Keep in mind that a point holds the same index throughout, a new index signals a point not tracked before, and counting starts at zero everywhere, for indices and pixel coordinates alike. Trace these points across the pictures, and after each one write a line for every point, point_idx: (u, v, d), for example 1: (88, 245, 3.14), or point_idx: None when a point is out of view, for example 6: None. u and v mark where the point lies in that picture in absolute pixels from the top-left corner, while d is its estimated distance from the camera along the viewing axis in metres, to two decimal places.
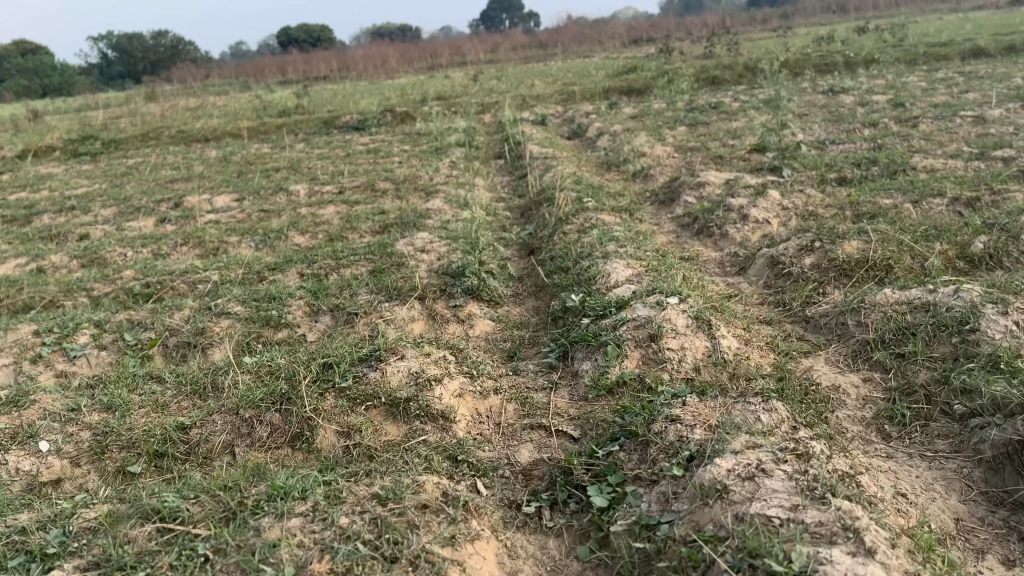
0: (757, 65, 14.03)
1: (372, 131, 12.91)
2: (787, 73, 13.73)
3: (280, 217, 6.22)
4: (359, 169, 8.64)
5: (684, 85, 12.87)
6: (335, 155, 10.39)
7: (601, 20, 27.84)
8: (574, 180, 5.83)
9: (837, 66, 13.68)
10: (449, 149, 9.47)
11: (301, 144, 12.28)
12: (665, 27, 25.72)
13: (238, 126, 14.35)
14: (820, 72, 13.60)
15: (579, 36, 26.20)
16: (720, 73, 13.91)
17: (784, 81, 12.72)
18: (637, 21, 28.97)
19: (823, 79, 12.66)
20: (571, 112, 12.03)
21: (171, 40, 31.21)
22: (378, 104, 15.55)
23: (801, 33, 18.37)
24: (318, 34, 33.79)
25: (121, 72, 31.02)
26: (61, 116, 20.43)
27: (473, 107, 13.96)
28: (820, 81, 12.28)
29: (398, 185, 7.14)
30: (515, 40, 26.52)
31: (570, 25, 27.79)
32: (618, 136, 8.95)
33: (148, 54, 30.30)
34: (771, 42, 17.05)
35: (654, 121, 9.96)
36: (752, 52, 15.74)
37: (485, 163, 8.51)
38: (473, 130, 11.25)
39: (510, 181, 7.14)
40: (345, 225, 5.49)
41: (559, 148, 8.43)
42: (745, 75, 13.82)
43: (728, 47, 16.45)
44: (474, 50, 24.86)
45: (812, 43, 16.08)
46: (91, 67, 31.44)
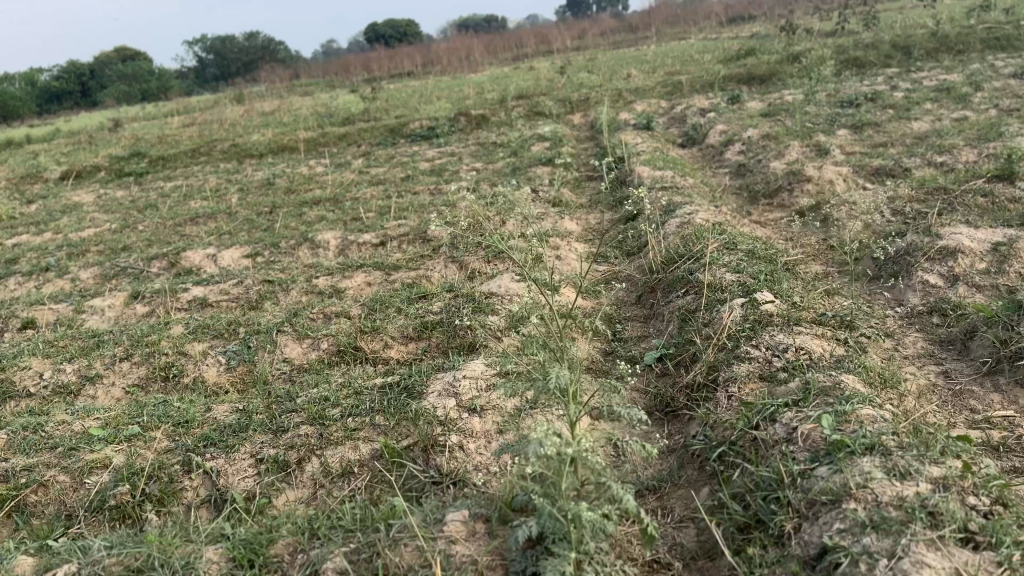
0: (908, 42, 11.40)
1: (443, 141, 11.03)
2: (948, 51, 11.09)
3: (286, 300, 4.34)
4: (417, 200, 6.75)
5: (820, 73, 10.47)
6: (395, 177, 8.54)
7: (697, 3, 25.30)
8: (724, 240, 3.70)
9: (1016, 37, 10.92)
10: (531, 171, 7.49)
11: (361, 161, 10.49)
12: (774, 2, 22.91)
13: (297, 137, 12.69)
14: (993, 48, 10.89)
15: (675, 17, 23.68)
16: (860, 56, 11.37)
17: (949, 65, 10.17)
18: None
19: (1002, 59, 10.00)
20: (681, 109, 9.80)
21: (263, 41, 30.43)
22: (454, 106, 13.63)
23: (948, 2, 15.45)
24: (403, 29, 32.29)
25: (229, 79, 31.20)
26: (139, 124, 19.40)
27: (561, 108, 11.88)
28: (1001, 62, 9.67)
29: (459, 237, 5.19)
30: (604, 25, 24.19)
31: (664, 7, 25.29)
32: (755, 147, 6.74)
33: (243, 56, 29.43)
34: (915, 14, 14.23)
35: (796, 122, 7.67)
36: (894, 27, 13.02)
37: (577, 193, 6.48)
38: (564, 141, 9.21)
39: (616, 229, 5.09)
40: (359, 329, 3.51)
41: (678, 168, 6.30)
42: (894, 55, 11.23)
43: (862, 23, 13.80)
44: (561, 39, 22.71)
45: (971, 11, 13.25)
46: (198, 76, 31.59)
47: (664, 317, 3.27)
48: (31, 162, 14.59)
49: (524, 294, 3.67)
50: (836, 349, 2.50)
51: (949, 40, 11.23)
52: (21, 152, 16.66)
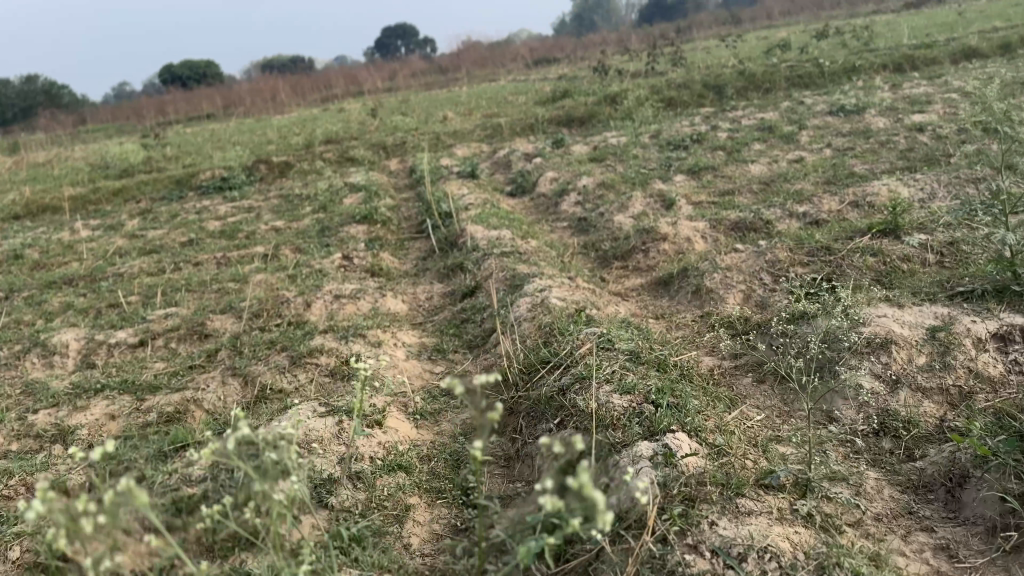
0: (719, 79, 11.42)
1: (240, 193, 9.68)
2: (757, 88, 11.20)
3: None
4: (199, 275, 5.48)
5: (641, 115, 10.17)
6: (178, 242, 7.15)
7: (506, 43, 25.26)
8: (594, 331, 2.82)
9: (818, 75, 11.20)
10: (342, 232, 6.42)
11: (138, 221, 8.92)
12: (581, 43, 23.22)
13: (63, 193, 10.78)
14: (798, 87, 11.10)
15: (486, 58, 23.43)
16: (675, 97, 11.24)
17: (761, 104, 10.19)
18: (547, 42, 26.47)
19: (809, 97, 10.13)
20: (504, 154, 9.09)
21: (43, 84, 27.04)
22: (253, 152, 12.22)
23: (744, 41, 16.01)
24: (199, 69, 29.99)
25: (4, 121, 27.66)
26: None
27: (374, 154, 10.85)
28: (809, 100, 9.77)
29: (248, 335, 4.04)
30: (414, 66, 23.50)
31: (474, 49, 25.03)
32: (594, 199, 6.07)
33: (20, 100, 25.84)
34: (719, 54, 14.54)
35: (629, 167, 7.12)
36: (703, 66, 13.16)
37: (398, 259, 5.49)
38: (379, 192, 8.20)
39: (450, 311, 4.14)
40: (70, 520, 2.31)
41: (512, 224, 5.49)
42: (707, 93, 11.21)
43: (671, 62, 13.89)
44: (371, 79, 21.73)
45: (769, 49, 13.67)
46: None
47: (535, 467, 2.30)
48: None
49: (328, 425, 2.57)
50: (810, 545, 1.64)
51: (757, 78, 11.35)
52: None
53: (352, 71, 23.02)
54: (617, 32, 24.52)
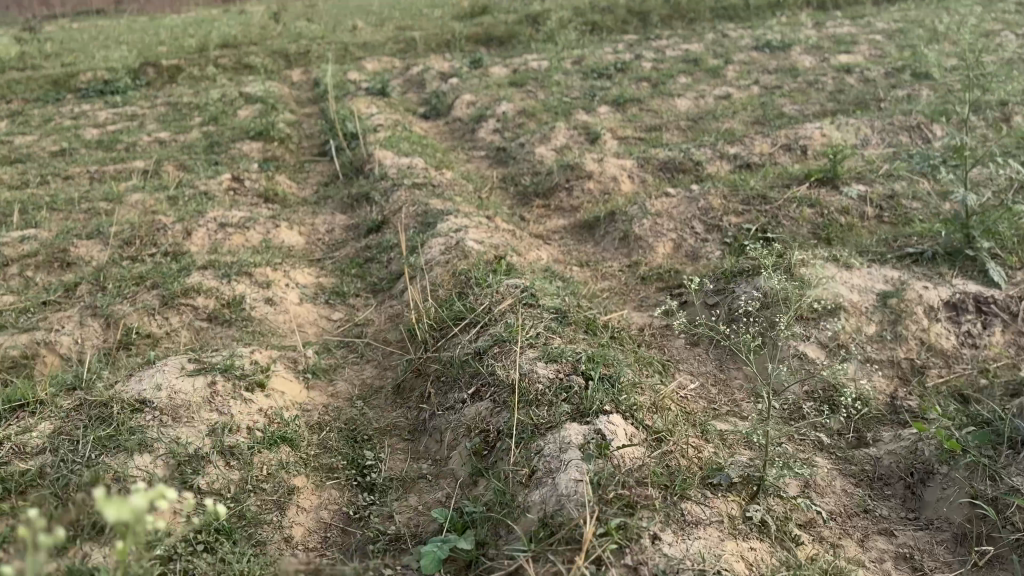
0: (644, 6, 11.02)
1: (125, 99, 8.78)
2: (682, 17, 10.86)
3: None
4: (67, 191, 4.84)
5: (563, 39, 9.70)
6: (48, 151, 6.37)
7: None
8: (515, 285, 2.49)
9: (743, 9, 10.96)
10: (236, 149, 5.83)
11: (3, 125, 7.97)
12: None
13: None
14: (722, 18, 10.83)
15: None
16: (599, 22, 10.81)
17: (686, 34, 9.87)
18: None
19: (734, 30, 9.87)
20: (418, 71, 8.52)
21: None
22: (141, 53, 11.14)
23: None
24: None
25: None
26: None
27: (276, 64, 10.04)
28: (734, 33, 9.51)
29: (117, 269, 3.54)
30: None
31: None
32: (513, 128, 5.69)
33: None
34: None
35: (551, 94, 6.73)
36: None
37: (297, 185, 5.00)
38: (279, 107, 7.54)
39: (352, 249, 3.74)
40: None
41: (424, 152, 5.06)
42: (631, 19, 10.80)
43: None
44: None
45: None
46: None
47: (445, 446, 1.98)
48: None
49: (198, 387, 2.17)
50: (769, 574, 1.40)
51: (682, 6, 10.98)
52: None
53: None
54: None
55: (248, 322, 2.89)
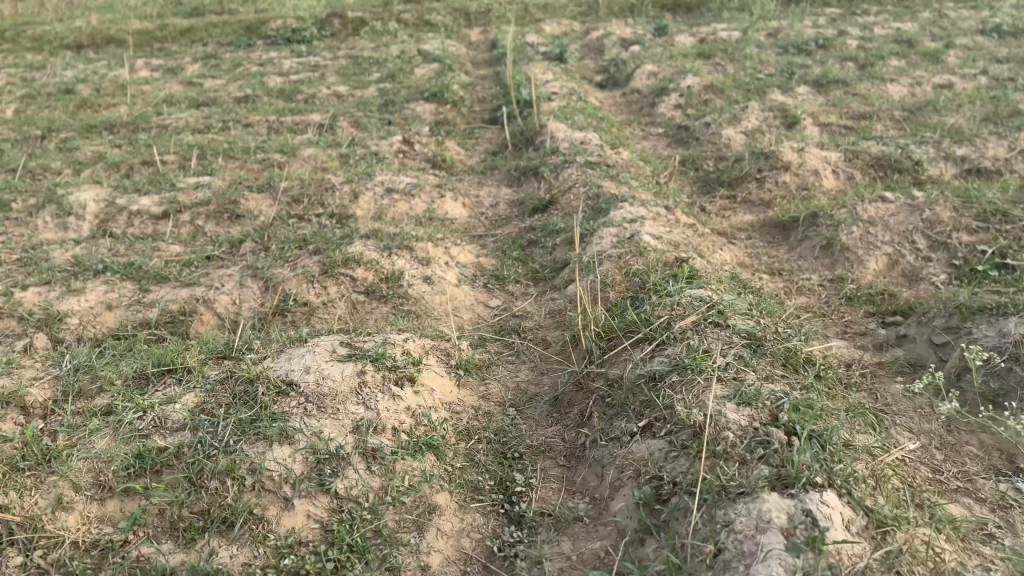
0: None
1: (310, 49, 9.01)
2: None
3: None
4: (246, 139, 4.93)
5: (757, 9, 9.03)
6: (236, 96, 6.59)
7: None
8: (699, 297, 2.17)
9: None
10: (410, 108, 5.77)
11: (199, 66, 8.36)
12: None
13: (131, 25, 10.22)
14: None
15: None
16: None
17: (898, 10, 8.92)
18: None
19: (955, 8, 8.83)
20: (601, 37, 8.17)
21: None
22: (328, 4, 11.45)
23: None
24: None
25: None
26: None
27: (453, 21, 9.99)
28: (956, 12, 8.49)
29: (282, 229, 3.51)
30: None
31: None
32: (697, 106, 5.26)
33: None
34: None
35: (741, 70, 6.22)
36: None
37: (466, 152, 4.87)
38: (452, 69, 7.44)
39: (517, 228, 3.53)
40: (10, 458, 1.81)
41: (601, 125, 4.77)
42: None
43: None
44: None
45: None
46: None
47: (607, 485, 1.74)
48: None
49: (346, 374, 2.01)
50: None
51: None
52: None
53: None
54: None
55: (403, 301, 2.74)
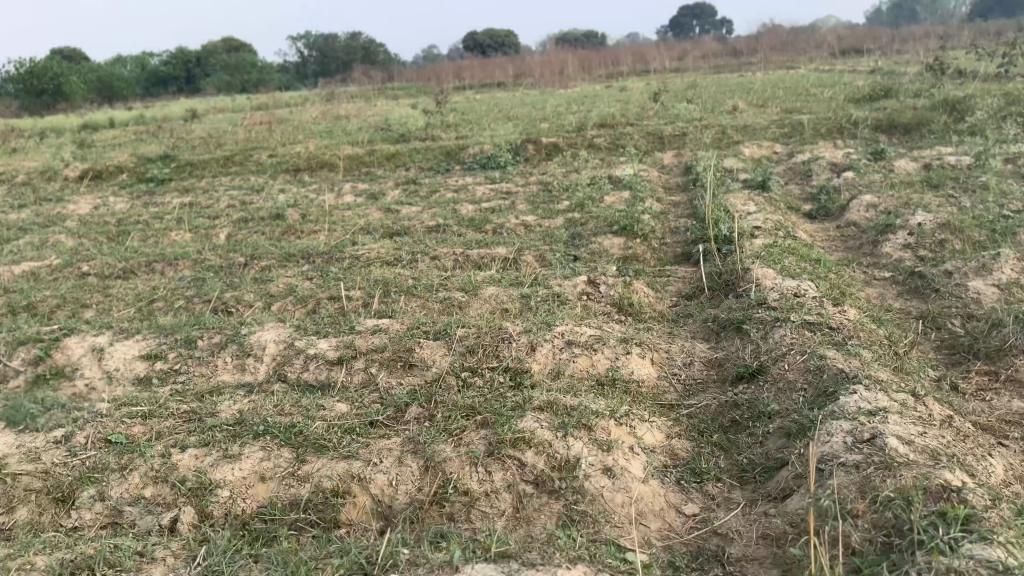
0: None
1: (505, 180, 9.19)
2: None
3: (96, 517, 2.45)
4: (430, 275, 4.84)
5: (988, 137, 8.25)
6: (429, 224, 6.66)
7: (809, 44, 24.13)
8: (987, 564, 1.78)
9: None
10: (601, 243, 5.53)
11: (398, 194, 8.70)
12: (900, 57, 21.14)
13: (345, 155, 10.97)
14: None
15: (788, 64, 22.22)
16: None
17: None
18: (854, 46, 24.04)
19: None
20: (813, 167, 7.96)
21: (365, 42, 31.03)
22: (523, 134, 11.85)
23: None
24: (504, 40, 31.36)
25: (321, 72, 30.64)
26: (204, 113, 18.07)
27: (651, 146, 10.50)
28: None
29: (455, 387, 3.24)
30: (706, 66, 23.04)
31: (772, 54, 23.91)
32: (930, 247, 4.87)
33: (343, 56, 30.25)
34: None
35: (977, 209, 5.53)
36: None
37: (657, 295, 4.48)
38: (649, 201, 7.41)
39: (717, 399, 3.03)
40: None
41: (814, 270, 4.24)
42: None
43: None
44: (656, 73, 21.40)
45: None
46: (290, 68, 31.17)
47: None
48: (59, 145, 13.06)
49: None
50: None
51: None
52: (50, 126, 15.30)
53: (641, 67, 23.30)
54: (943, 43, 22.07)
55: (578, 500, 2.31)
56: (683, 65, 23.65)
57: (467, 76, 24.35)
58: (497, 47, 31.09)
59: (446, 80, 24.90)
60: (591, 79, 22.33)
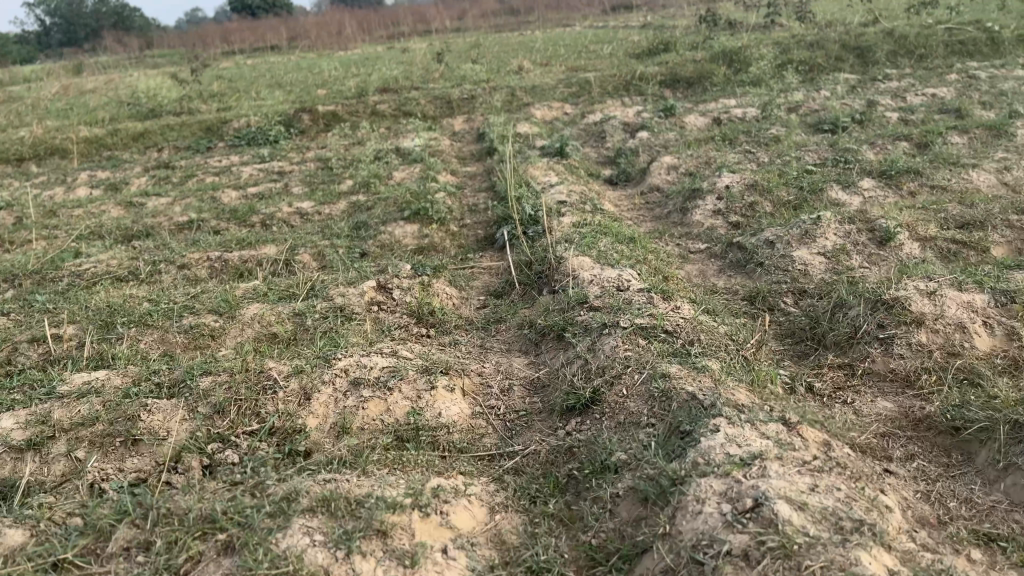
0: (861, 65, 9.61)
1: (277, 159, 8.14)
2: (906, 69, 9.29)
3: None
4: (172, 293, 3.94)
5: (767, 90, 8.31)
6: (180, 224, 5.57)
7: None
8: None
9: (983, 45, 9.71)
10: (386, 231, 4.75)
11: (148, 185, 7.43)
12: (667, 12, 21.91)
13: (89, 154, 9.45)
14: (958, 59, 9.54)
15: (565, 21, 22.35)
16: (805, 67, 9.56)
17: (919, 86, 8.25)
18: (626, 1, 24.50)
19: (978, 82, 8.19)
20: (606, 126, 7.61)
21: (115, 7, 27.77)
22: (297, 105, 10.72)
23: (867, 2, 13.98)
24: (275, 2, 29.26)
25: (63, 42, 26.95)
26: None
27: (439, 111, 9.79)
28: (984, 86, 7.82)
29: (201, 472, 2.44)
30: (485, 25, 22.69)
31: (548, 13, 24.01)
32: (742, 212, 4.53)
33: (89, 22, 26.88)
34: (836, 14, 12.78)
35: (776, 166, 5.32)
36: (830, 28, 11.32)
37: (461, 296, 3.80)
38: (442, 176, 6.72)
39: (546, 443, 2.41)
40: None
41: (632, 252, 3.74)
42: (844, 72, 9.34)
43: (792, 24, 11.95)
44: (436, 35, 20.70)
45: (905, 13, 11.64)
46: (23, 37, 27.17)
47: None
48: None
49: None
50: None
51: (906, 63, 9.45)
52: None
53: (420, 28, 22.50)
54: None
55: None
56: (463, 23, 23.11)
57: (235, 40, 22.23)
58: (266, 8, 28.94)
59: (212, 46, 22.65)
60: (371, 41, 21.15)
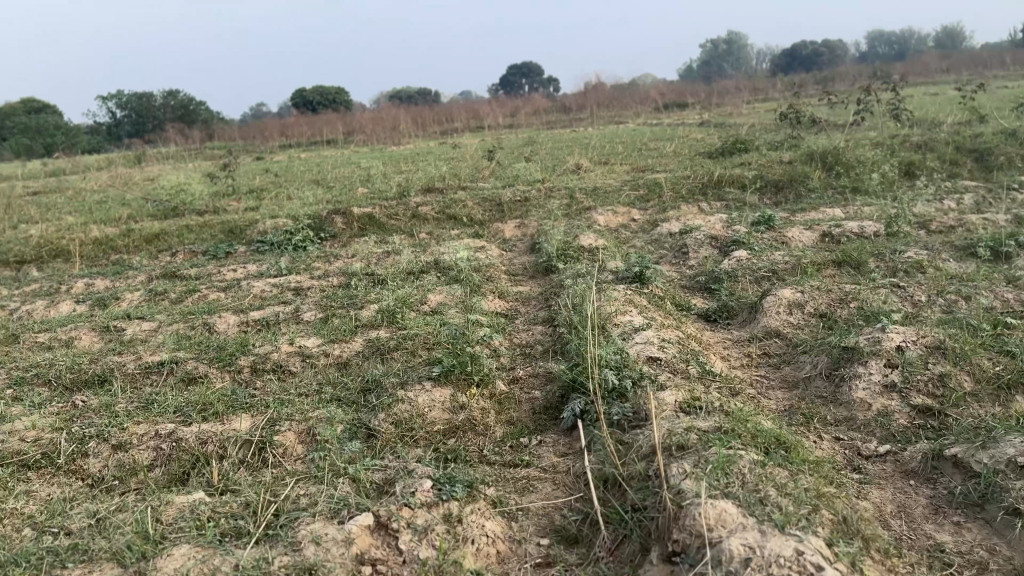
0: (984, 171, 8.22)
1: (300, 270, 6.96)
2: None
3: None
4: (71, 510, 2.61)
5: (882, 201, 6.95)
6: (150, 367, 4.29)
7: (640, 95, 23.77)
8: None
9: None
10: (404, 395, 3.36)
11: (143, 301, 6.26)
12: (730, 109, 20.98)
13: (98, 258, 8.44)
14: None
15: (622, 118, 21.54)
16: (913, 172, 8.20)
17: None
18: (680, 99, 23.64)
19: None
20: (689, 240, 6.26)
21: (180, 100, 27.98)
22: (333, 204, 9.65)
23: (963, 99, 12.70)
24: (334, 98, 29.26)
25: (128, 133, 26.94)
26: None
27: (488, 215, 8.57)
28: None
29: None
30: (541, 122, 22.02)
31: (604, 109, 23.29)
32: (931, 389, 3.15)
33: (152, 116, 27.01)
34: (931, 113, 11.50)
35: (948, 314, 3.91)
36: (929, 129, 9.99)
37: (511, 540, 2.37)
38: (488, 302, 5.41)
39: None
40: None
41: (794, 478, 2.29)
42: (965, 180, 7.96)
43: (885, 125, 10.71)
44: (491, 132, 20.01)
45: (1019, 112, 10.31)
46: (94, 129, 27.27)
47: None
48: None
49: None
50: None
51: None
52: None
53: (474, 124, 21.91)
54: (768, 99, 22.25)
55: None
56: (517, 119, 22.49)
57: (291, 134, 21.80)
58: (324, 103, 28.92)
59: (268, 138, 22.19)
60: (425, 136, 20.47)
